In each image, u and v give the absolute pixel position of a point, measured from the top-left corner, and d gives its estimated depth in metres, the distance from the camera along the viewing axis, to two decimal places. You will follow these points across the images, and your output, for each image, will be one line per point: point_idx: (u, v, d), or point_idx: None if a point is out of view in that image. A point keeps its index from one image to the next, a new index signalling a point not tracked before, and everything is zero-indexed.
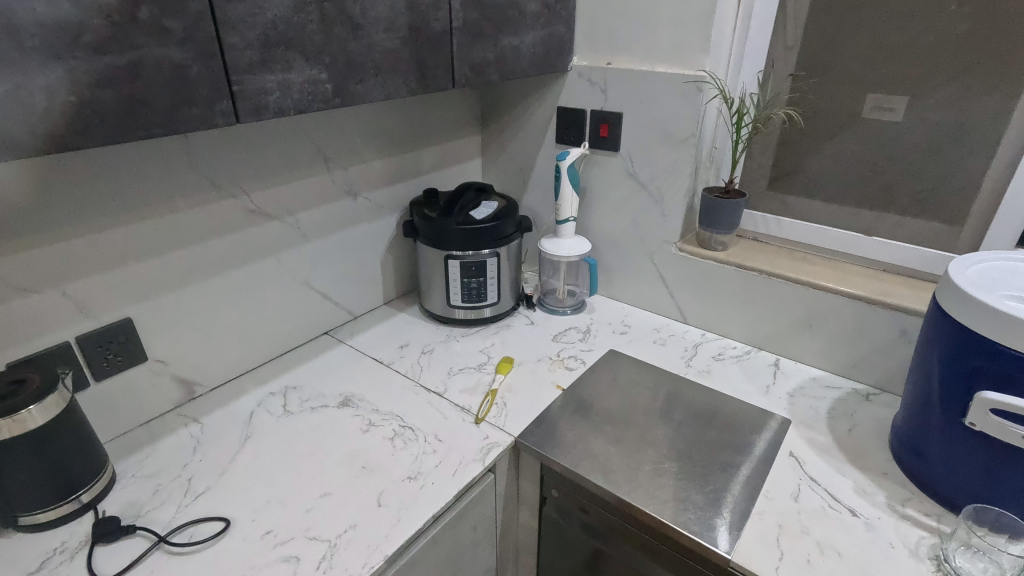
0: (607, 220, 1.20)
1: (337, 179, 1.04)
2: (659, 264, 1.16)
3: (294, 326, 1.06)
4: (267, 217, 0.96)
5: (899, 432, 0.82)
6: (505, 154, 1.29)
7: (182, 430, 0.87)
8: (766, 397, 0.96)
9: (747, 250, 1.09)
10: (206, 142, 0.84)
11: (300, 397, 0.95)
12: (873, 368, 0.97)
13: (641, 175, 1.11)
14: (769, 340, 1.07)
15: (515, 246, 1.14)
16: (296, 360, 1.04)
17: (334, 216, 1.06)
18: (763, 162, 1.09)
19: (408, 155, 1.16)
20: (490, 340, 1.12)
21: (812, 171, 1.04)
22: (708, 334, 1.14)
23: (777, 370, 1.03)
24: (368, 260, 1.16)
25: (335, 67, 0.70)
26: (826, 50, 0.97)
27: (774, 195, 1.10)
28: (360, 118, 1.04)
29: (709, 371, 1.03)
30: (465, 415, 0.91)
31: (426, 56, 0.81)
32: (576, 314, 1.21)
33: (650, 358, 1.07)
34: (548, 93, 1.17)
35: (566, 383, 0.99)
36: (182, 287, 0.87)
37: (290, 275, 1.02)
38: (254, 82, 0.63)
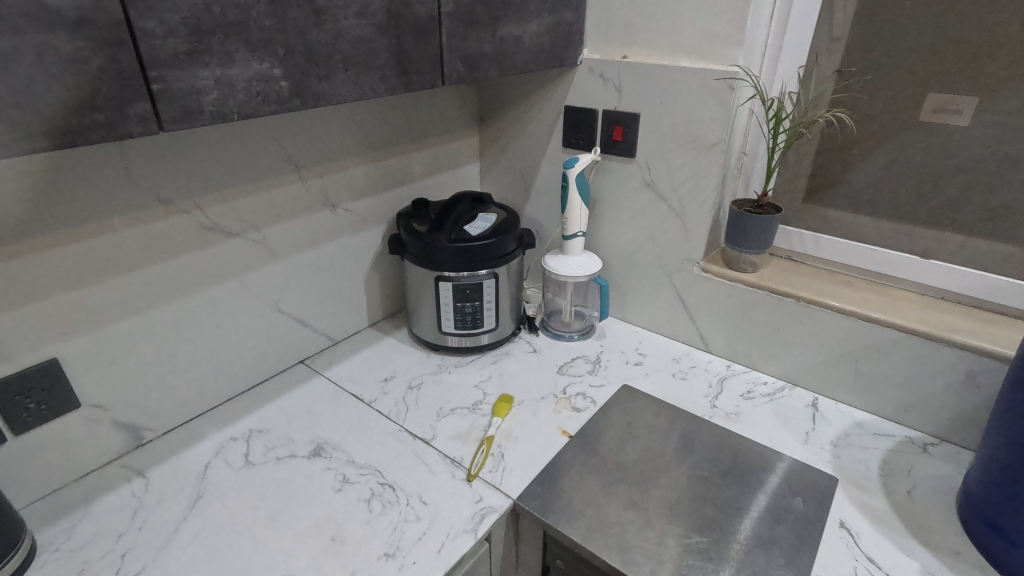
0: (620, 234, 1.06)
1: (312, 188, 0.91)
2: (679, 286, 1.02)
3: (263, 356, 0.93)
4: (229, 234, 0.82)
5: (972, 500, 0.69)
6: (505, 159, 1.15)
7: (122, 486, 0.75)
8: (807, 448, 0.83)
9: (781, 273, 0.96)
10: (148, 149, 0.70)
11: (264, 445, 0.82)
12: (931, 413, 0.84)
13: (661, 185, 0.98)
14: (807, 376, 0.94)
15: (516, 265, 1.01)
16: (265, 397, 0.91)
17: (310, 231, 0.93)
18: (799, 171, 0.96)
19: (395, 160, 1.03)
20: (487, 372, 0.98)
21: (860, 182, 0.90)
22: (735, 366, 1.01)
23: (816, 413, 0.90)
24: (350, 279, 1.03)
25: (292, 59, 0.57)
26: (880, 42, 0.82)
27: (812, 208, 0.96)
28: (338, 118, 0.90)
29: (738, 413, 0.90)
30: (455, 470, 0.78)
31: (409, 47, 0.67)
32: (584, 340, 1.07)
33: (669, 396, 0.94)
34: (553, 90, 1.03)
35: (574, 428, 0.86)
36: (123, 318, 0.74)
37: (257, 299, 0.89)
38: (181, 79, 0.49)
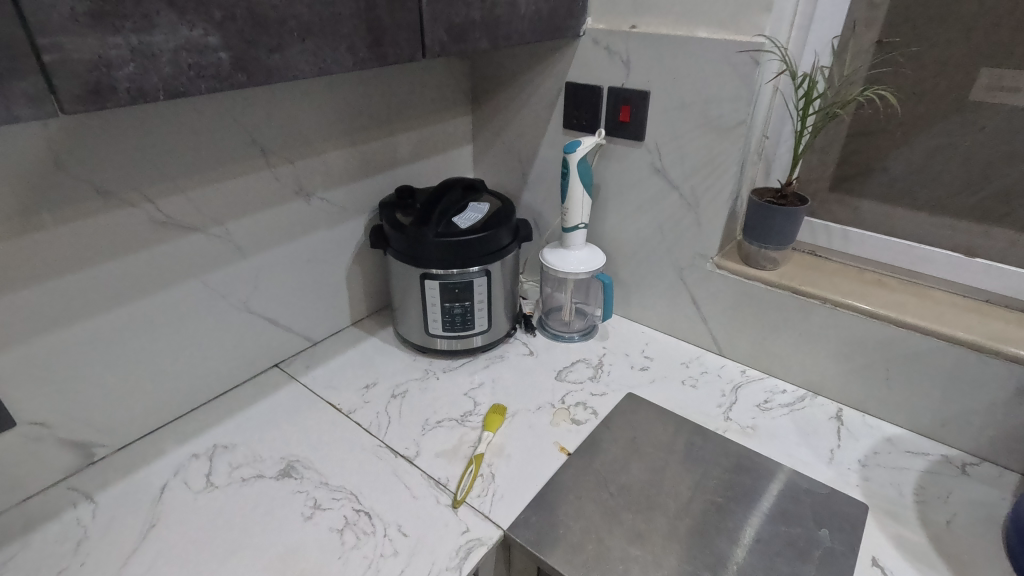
0: (626, 226, 0.96)
1: (282, 176, 0.81)
2: (690, 283, 0.93)
3: (232, 361, 0.84)
4: (184, 228, 0.73)
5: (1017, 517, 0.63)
6: (500, 141, 1.05)
7: (68, 512, 0.67)
8: (832, 469, 0.74)
9: (805, 270, 0.86)
10: (83, 134, 0.61)
11: (229, 463, 0.74)
12: (972, 430, 0.75)
13: (672, 172, 0.88)
14: (830, 384, 0.85)
15: (511, 260, 0.92)
16: (233, 407, 0.83)
17: (281, 224, 0.84)
18: (827, 156, 0.85)
19: (377, 143, 0.93)
20: (478, 378, 0.90)
21: (897, 170, 0.80)
22: (751, 372, 0.92)
23: (841, 427, 0.81)
24: (329, 275, 0.94)
25: (232, 25, 0.47)
26: (930, 8, 0.71)
27: (840, 199, 0.86)
28: (311, 97, 0.81)
29: (755, 427, 0.81)
30: (440, 494, 0.70)
31: (383, 13, 0.57)
32: (585, 341, 0.98)
33: (678, 406, 0.85)
34: (554, 65, 0.92)
35: (573, 444, 0.77)
36: (64, 325, 0.66)
37: (223, 300, 0.80)
38: (83, 48, 0.39)
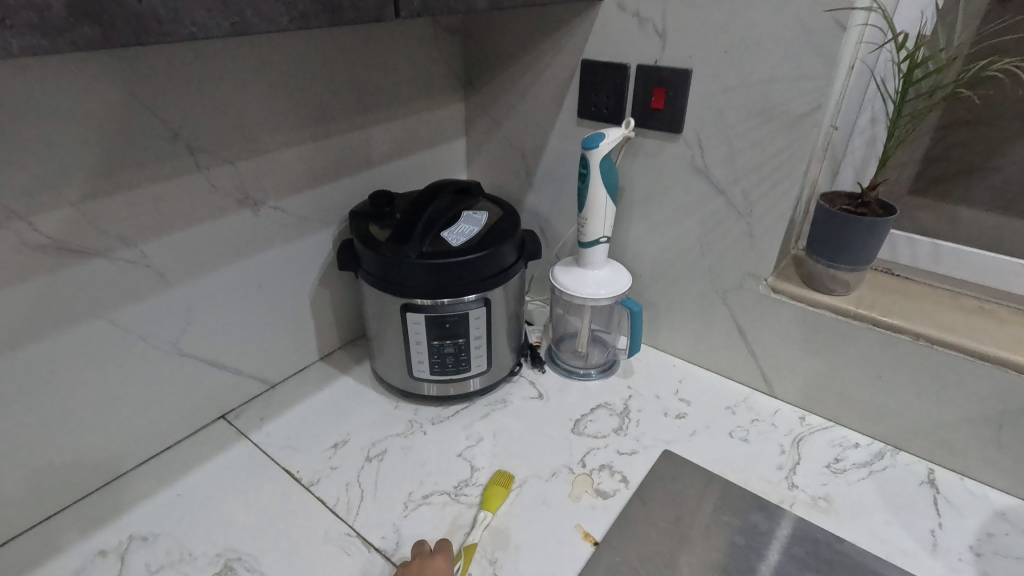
0: (655, 238, 0.78)
1: (218, 180, 0.62)
2: (737, 309, 0.75)
3: (161, 417, 0.66)
4: (80, 253, 0.54)
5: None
6: (500, 134, 0.87)
7: None
8: (939, 561, 0.57)
9: (886, 295, 0.69)
10: None
11: (146, 563, 0.56)
12: None
13: (717, 173, 0.70)
14: (918, 438, 0.68)
15: (516, 282, 0.73)
16: (162, 477, 0.65)
17: (221, 241, 0.65)
18: (915, 151, 0.68)
19: (346, 138, 0.74)
20: (476, 432, 0.72)
21: (1013, 169, 0.62)
22: (811, 419, 0.74)
23: (938, 497, 0.64)
24: (288, 302, 0.75)
25: None
26: None
27: (930, 205, 0.69)
28: (255, 79, 0.62)
29: (829, 498, 0.64)
30: None
31: None
32: (606, 378, 0.81)
33: (727, 468, 0.67)
34: (567, 39, 0.74)
35: (600, 528, 0.60)
36: None
37: (144, 343, 0.62)
38: None
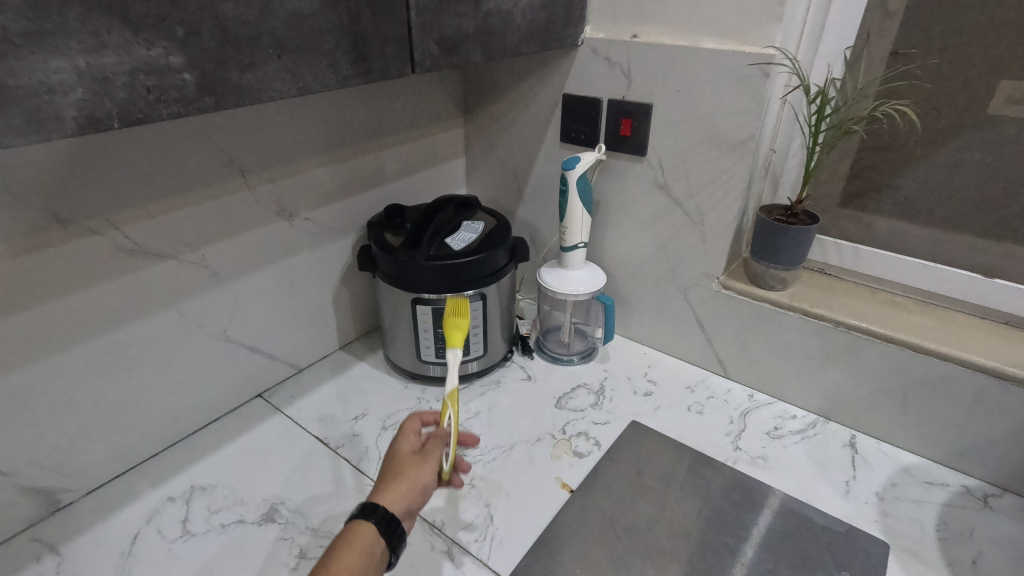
0: (627, 243, 0.92)
1: (262, 196, 0.76)
2: (695, 304, 0.89)
3: (211, 393, 0.79)
4: (156, 254, 0.68)
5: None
6: (494, 154, 1.01)
7: (30, 567, 0.62)
8: (849, 504, 0.71)
9: (816, 291, 0.82)
10: (37, 159, 0.56)
11: (207, 507, 0.69)
12: (993, 459, 0.72)
13: (675, 189, 0.83)
14: (843, 409, 0.81)
15: (507, 281, 0.87)
16: (213, 442, 0.78)
17: (262, 247, 0.79)
18: (838, 171, 0.82)
19: (364, 160, 0.88)
20: (474, 407, 0.85)
21: (913, 186, 0.76)
22: (758, 396, 0.88)
23: (856, 456, 0.77)
24: (314, 297, 0.89)
25: (197, 44, 0.41)
26: (950, 21, 0.68)
27: (851, 215, 0.83)
28: (293, 114, 0.76)
29: (766, 457, 0.77)
30: (435, 539, 0.65)
31: (367, 25, 0.52)
32: (586, 363, 0.94)
33: (684, 435, 0.81)
34: (550, 76, 0.88)
35: (575, 480, 0.73)
36: (23, 364, 0.61)
37: (200, 329, 0.75)
38: (20, 72, 0.34)
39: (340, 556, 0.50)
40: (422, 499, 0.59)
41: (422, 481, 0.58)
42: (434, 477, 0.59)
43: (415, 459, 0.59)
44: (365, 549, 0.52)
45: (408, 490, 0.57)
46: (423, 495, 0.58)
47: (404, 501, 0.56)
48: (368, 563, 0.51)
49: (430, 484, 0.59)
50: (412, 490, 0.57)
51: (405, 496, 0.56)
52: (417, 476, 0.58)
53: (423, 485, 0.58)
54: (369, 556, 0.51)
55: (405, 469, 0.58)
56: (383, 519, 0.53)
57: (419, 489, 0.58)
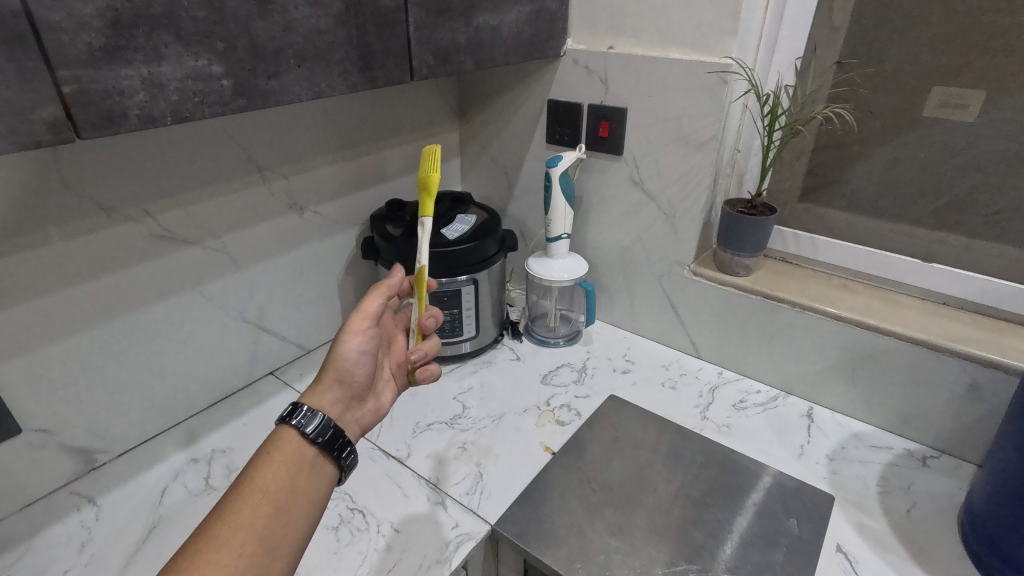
0: (607, 236, 1.01)
1: (276, 190, 0.85)
2: (669, 290, 0.98)
3: (229, 369, 0.88)
4: (184, 241, 0.76)
5: (982, 527, 0.65)
6: (487, 155, 1.10)
7: (71, 515, 0.70)
8: (801, 464, 0.79)
9: (776, 276, 0.91)
10: (85, 155, 0.64)
11: (227, 467, 0.77)
12: (932, 424, 0.80)
13: (649, 185, 0.92)
14: (800, 384, 0.90)
15: (497, 268, 0.95)
16: (231, 414, 0.86)
17: (276, 237, 0.87)
18: (795, 168, 0.91)
19: (368, 159, 0.97)
20: (467, 383, 0.93)
21: (860, 181, 0.85)
22: (727, 374, 0.96)
23: (811, 424, 0.86)
24: (321, 284, 0.97)
25: (233, 56, 0.50)
26: (885, 34, 0.77)
27: (808, 208, 0.92)
28: (304, 117, 0.84)
29: (730, 425, 0.86)
30: (430, 492, 0.74)
31: (372, 39, 0.61)
32: (570, 346, 1.03)
33: (657, 407, 0.89)
34: (536, 83, 0.97)
35: (557, 444, 0.81)
36: (68, 336, 0.69)
37: (220, 310, 0.84)
38: (98, 79, 0.43)
39: (256, 475, 0.51)
40: (355, 367, 0.62)
41: (340, 355, 0.61)
42: (358, 343, 0.61)
43: (332, 343, 0.62)
44: (288, 466, 0.53)
45: (332, 373, 0.61)
46: (353, 365, 0.61)
47: (330, 383, 0.60)
48: (290, 480, 0.52)
49: (355, 351, 0.61)
50: (333, 371, 0.61)
51: (329, 380, 0.60)
52: (335, 355, 0.61)
53: (347, 359, 0.61)
54: (289, 472, 0.52)
55: (326, 357, 0.62)
56: (302, 419, 0.55)
57: (341, 367, 0.61)
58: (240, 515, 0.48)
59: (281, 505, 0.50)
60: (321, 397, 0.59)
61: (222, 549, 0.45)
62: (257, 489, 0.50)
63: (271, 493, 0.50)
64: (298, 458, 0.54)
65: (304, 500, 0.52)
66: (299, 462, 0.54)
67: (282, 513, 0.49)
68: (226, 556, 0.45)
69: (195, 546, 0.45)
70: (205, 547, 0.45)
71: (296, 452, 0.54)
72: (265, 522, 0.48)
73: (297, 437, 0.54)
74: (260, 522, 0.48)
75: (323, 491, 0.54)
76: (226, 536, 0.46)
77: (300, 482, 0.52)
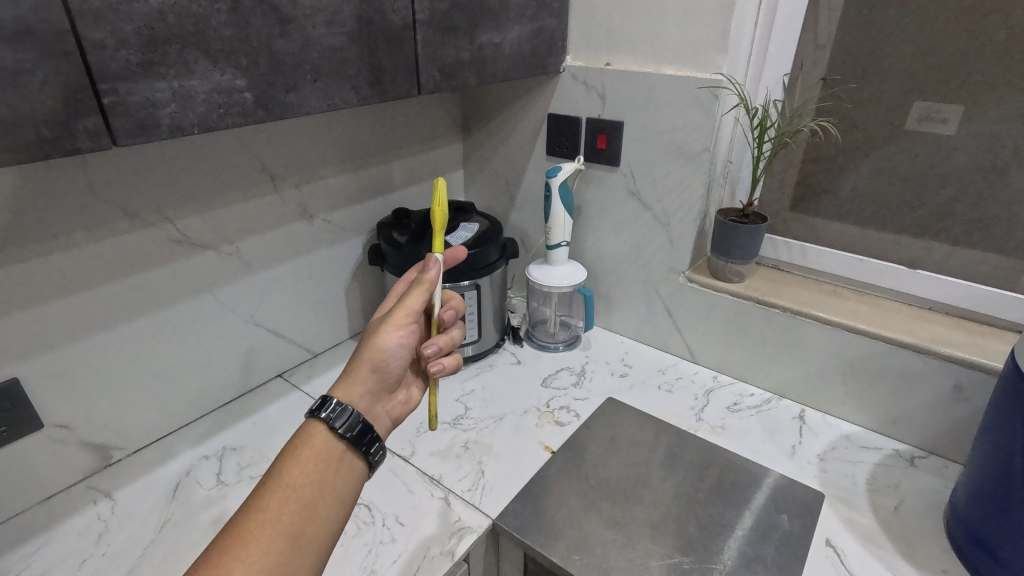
0: (605, 244, 1.04)
1: (288, 199, 0.89)
2: (665, 296, 1.01)
3: (239, 370, 0.91)
4: (200, 246, 0.80)
5: (965, 521, 0.67)
6: (489, 166, 1.14)
7: (89, 509, 0.73)
8: (793, 462, 0.82)
9: (768, 283, 0.94)
10: (111, 163, 0.68)
11: (238, 463, 0.80)
12: (919, 425, 0.83)
13: (645, 195, 0.96)
14: (792, 387, 0.93)
15: (499, 274, 0.99)
16: (240, 414, 0.89)
17: (287, 243, 0.91)
18: (785, 179, 0.94)
19: (375, 169, 1.01)
20: (469, 386, 0.96)
21: (846, 191, 0.89)
22: (721, 378, 0.99)
23: (803, 425, 0.89)
24: (329, 290, 1.01)
25: (255, 70, 0.54)
26: (867, 52, 0.81)
27: (798, 217, 0.95)
28: (315, 128, 0.89)
29: (724, 426, 0.88)
30: (434, 488, 0.76)
31: (383, 55, 0.65)
32: (569, 350, 1.06)
33: (653, 408, 0.92)
34: (537, 98, 1.02)
35: (556, 443, 0.84)
36: (90, 335, 0.72)
37: (232, 312, 0.87)
38: (135, 91, 0.47)
39: (284, 471, 0.53)
40: (392, 360, 0.63)
41: (378, 345, 0.61)
42: (397, 336, 0.62)
43: (371, 331, 0.63)
44: (315, 461, 0.54)
45: (366, 362, 0.62)
46: (389, 356, 0.62)
47: (363, 373, 0.62)
48: (317, 476, 0.54)
49: (393, 344, 0.62)
50: (369, 359, 0.62)
51: (364, 369, 0.62)
52: (373, 344, 0.61)
53: (383, 353, 0.62)
54: (316, 468, 0.54)
55: (364, 343, 0.62)
56: (331, 414, 0.56)
57: (377, 357, 0.62)
58: (268, 512, 0.50)
59: (308, 501, 0.52)
60: (353, 388, 0.60)
61: (251, 545, 0.48)
62: (284, 486, 0.52)
63: (299, 490, 0.52)
64: (325, 453, 0.55)
65: (330, 496, 0.53)
66: (326, 457, 0.55)
67: (308, 510, 0.51)
68: (256, 552, 0.47)
69: (223, 542, 0.47)
70: (233, 544, 0.47)
71: (324, 447, 0.56)
72: (293, 519, 0.50)
73: (325, 432, 0.56)
74: (287, 519, 0.50)
75: (349, 485, 0.56)
76: (255, 533, 0.48)
77: (326, 476, 0.54)
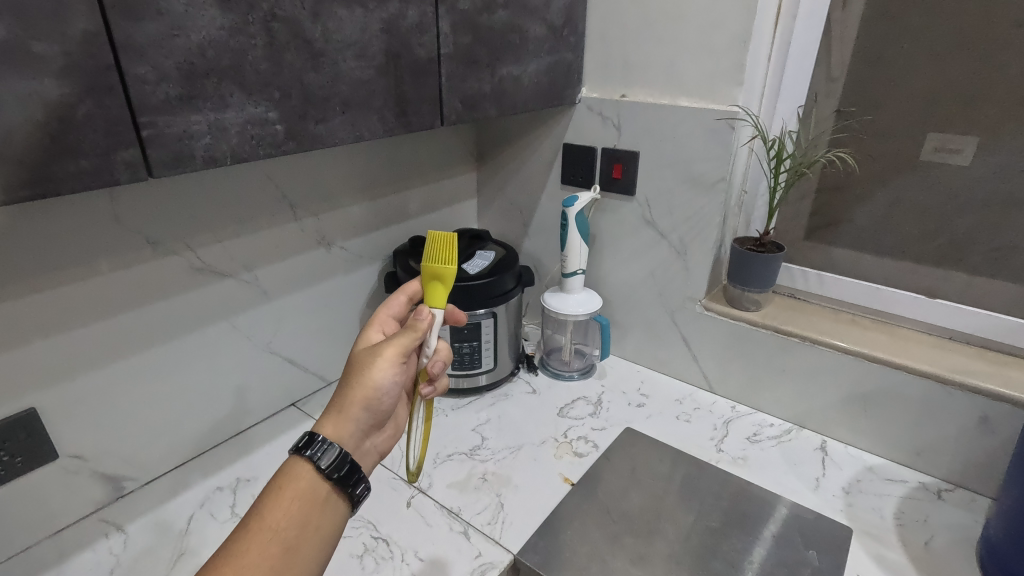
0: (621, 272, 1.04)
1: (307, 227, 0.89)
2: (681, 324, 1.00)
3: (254, 399, 0.90)
4: (220, 274, 0.80)
5: (999, 557, 0.65)
6: (503, 195, 1.15)
7: (100, 542, 0.71)
8: (818, 496, 0.80)
9: (784, 311, 0.94)
10: (137, 193, 0.69)
11: (251, 495, 0.79)
12: (945, 457, 0.81)
13: (661, 223, 0.96)
14: (813, 417, 0.92)
15: (515, 302, 0.98)
16: (253, 443, 0.88)
17: (304, 270, 0.91)
18: (800, 208, 0.95)
19: (392, 198, 1.02)
20: (484, 415, 0.95)
21: (862, 220, 0.90)
22: (740, 407, 0.98)
23: (825, 457, 0.87)
24: (344, 318, 1.01)
25: (287, 103, 0.55)
26: (881, 85, 0.83)
27: (813, 246, 0.96)
28: (335, 158, 0.90)
29: (745, 458, 0.87)
30: (452, 522, 0.75)
31: (408, 88, 0.66)
32: (585, 379, 1.05)
33: (672, 439, 0.91)
34: (552, 128, 1.03)
35: (575, 475, 0.83)
36: (107, 363, 0.71)
37: (249, 341, 0.87)
38: (172, 124, 0.47)
39: (266, 513, 0.50)
40: (385, 397, 0.59)
41: (371, 383, 0.57)
42: (392, 372, 0.58)
43: (360, 365, 0.58)
44: (299, 502, 0.52)
45: (359, 399, 0.57)
46: (383, 394, 0.58)
47: (356, 412, 0.57)
48: (300, 518, 0.51)
49: (387, 381, 0.58)
50: (361, 397, 0.57)
51: (355, 408, 0.57)
52: (365, 381, 0.57)
53: (377, 389, 0.58)
54: (300, 510, 0.52)
55: (352, 378, 0.58)
56: (317, 451, 0.53)
57: (372, 396, 0.58)
58: (248, 557, 0.47)
59: (290, 545, 0.49)
60: (346, 427, 0.57)
61: None
62: (266, 529, 0.49)
63: (281, 534, 0.49)
64: (310, 493, 0.53)
65: (313, 537, 0.51)
66: (311, 497, 0.53)
67: (290, 554, 0.49)
68: None
69: None
70: None
71: (309, 487, 0.53)
72: (274, 564, 0.48)
73: (311, 472, 0.53)
74: (268, 565, 0.47)
75: (334, 527, 0.54)
76: None
77: (310, 518, 0.52)
